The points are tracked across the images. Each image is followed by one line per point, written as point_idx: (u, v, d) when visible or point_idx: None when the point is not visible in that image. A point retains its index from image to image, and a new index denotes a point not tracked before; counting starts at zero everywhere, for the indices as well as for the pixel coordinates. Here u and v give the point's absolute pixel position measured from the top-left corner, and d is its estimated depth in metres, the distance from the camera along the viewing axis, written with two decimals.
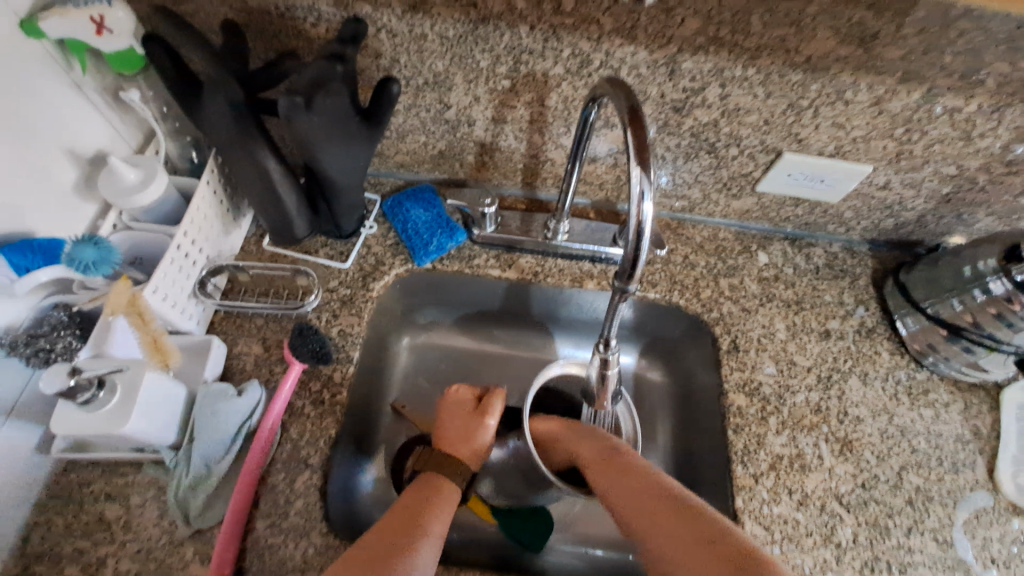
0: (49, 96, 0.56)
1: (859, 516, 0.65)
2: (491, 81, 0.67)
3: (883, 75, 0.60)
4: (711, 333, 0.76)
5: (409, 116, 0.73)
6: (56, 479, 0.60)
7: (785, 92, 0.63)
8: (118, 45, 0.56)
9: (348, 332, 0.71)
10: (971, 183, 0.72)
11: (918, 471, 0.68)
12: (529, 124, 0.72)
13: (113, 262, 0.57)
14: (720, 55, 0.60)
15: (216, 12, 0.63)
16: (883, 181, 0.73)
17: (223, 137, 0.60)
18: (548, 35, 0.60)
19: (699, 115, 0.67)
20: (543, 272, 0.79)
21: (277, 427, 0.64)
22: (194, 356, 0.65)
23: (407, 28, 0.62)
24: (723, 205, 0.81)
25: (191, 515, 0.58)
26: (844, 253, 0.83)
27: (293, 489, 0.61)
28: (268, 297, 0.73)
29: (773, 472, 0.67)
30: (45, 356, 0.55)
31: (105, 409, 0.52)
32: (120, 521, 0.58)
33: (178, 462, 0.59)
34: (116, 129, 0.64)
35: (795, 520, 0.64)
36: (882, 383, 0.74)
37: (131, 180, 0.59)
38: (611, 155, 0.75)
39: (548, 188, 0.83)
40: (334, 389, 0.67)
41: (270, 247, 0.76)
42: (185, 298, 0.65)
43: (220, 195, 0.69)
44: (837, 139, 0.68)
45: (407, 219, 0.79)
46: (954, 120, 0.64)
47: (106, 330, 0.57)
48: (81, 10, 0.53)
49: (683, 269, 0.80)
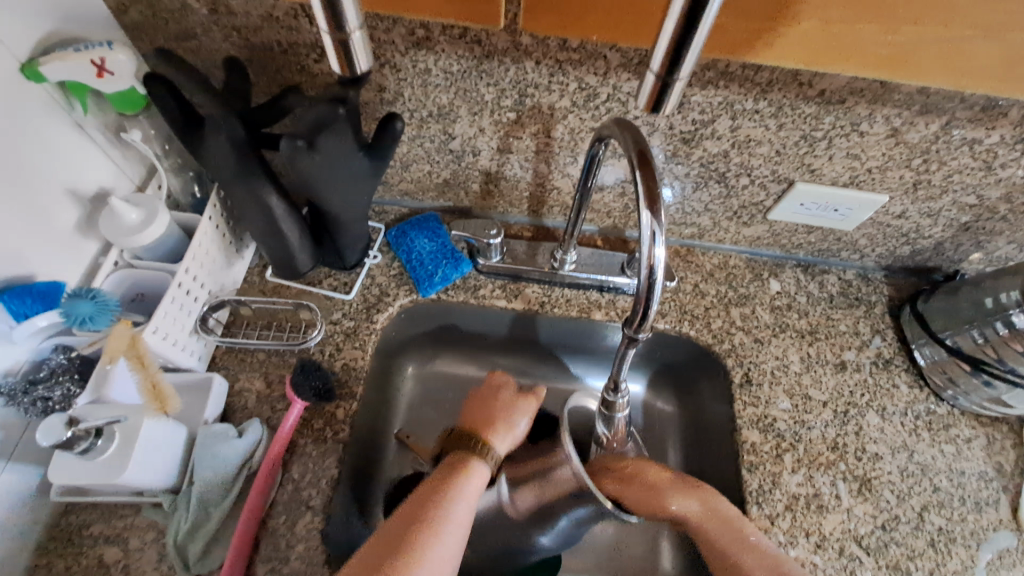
0: (51, 137, 0.55)
1: (879, 560, 0.63)
2: (496, 113, 0.66)
3: (900, 107, 0.58)
4: (723, 365, 0.74)
5: (414, 146, 0.72)
6: (55, 521, 0.59)
7: (798, 124, 0.61)
8: (119, 86, 0.55)
9: (351, 367, 0.70)
10: (990, 212, 0.70)
11: (940, 511, 0.66)
12: (535, 155, 0.71)
13: (111, 311, 0.56)
14: (730, 89, 0.58)
15: (218, 48, 0.62)
16: (899, 210, 0.71)
17: (224, 175, 0.59)
18: (554, 69, 0.59)
19: (709, 146, 0.65)
20: (549, 303, 0.77)
21: (278, 468, 0.62)
22: (195, 395, 0.64)
23: (411, 63, 0.61)
24: (734, 232, 0.79)
25: (191, 561, 0.57)
26: (859, 280, 0.81)
27: (294, 532, 0.60)
28: (270, 331, 0.72)
29: (789, 513, 0.65)
30: (43, 405, 0.54)
31: (104, 457, 0.51)
32: (118, 566, 0.57)
33: (178, 506, 0.58)
34: (119, 166, 0.64)
35: (813, 564, 0.62)
36: (900, 417, 0.72)
37: (132, 220, 0.58)
38: (619, 184, 0.74)
39: (555, 216, 0.81)
40: (337, 427, 0.66)
41: (273, 279, 0.75)
42: (187, 335, 0.64)
43: (222, 229, 0.68)
44: (851, 169, 0.66)
45: (411, 249, 0.78)
46: (974, 151, 0.62)
47: (104, 377, 0.57)
48: (82, 53, 0.52)
49: (693, 299, 0.78)
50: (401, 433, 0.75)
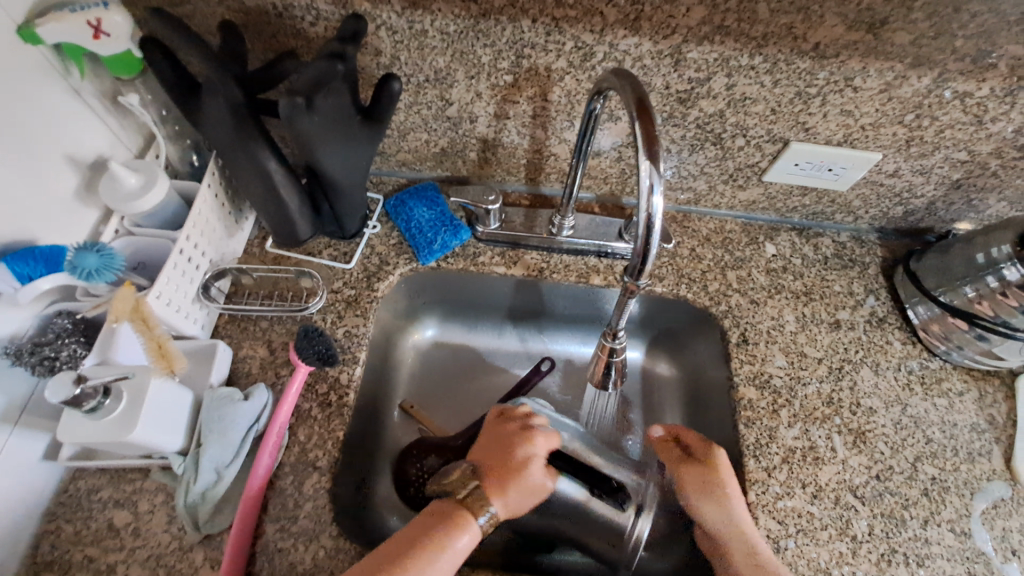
0: (47, 102, 0.55)
1: (874, 508, 0.64)
2: (493, 76, 0.66)
3: (893, 60, 0.59)
4: (720, 326, 0.76)
5: (410, 113, 0.72)
6: (64, 486, 0.60)
7: (793, 80, 0.62)
8: (115, 49, 0.55)
9: (354, 333, 0.70)
10: (982, 168, 0.71)
11: (933, 462, 0.68)
12: (532, 120, 0.71)
13: (115, 268, 0.56)
14: (726, 44, 0.59)
15: (213, 12, 0.62)
16: (892, 168, 0.72)
17: (224, 140, 0.59)
18: (550, 28, 0.60)
19: (705, 105, 0.66)
20: (549, 269, 0.78)
21: (285, 430, 0.63)
22: (199, 360, 0.64)
23: (407, 24, 0.61)
24: (729, 196, 0.80)
25: (201, 521, 0.57)
26: (852, 242, 0.82)
27: (302, 492, 0.61)
28: (272, 299, 0.72)
29: (786, 465, 0.66)
30: (50, 365, 0.55)
31: (111, 416, 0.52)
32: (129, 528, 0.58)
33: (186, 469, 0.58)
34: (116, 134, 0.64)
35: (809, 513, 0.64)
36: (894, 372, 0.73)
37: (131, 185, 0.58)
38: (616, 149, 0.74)
39: (552, 183, 0.82)
40: (341, 392, 0.67)
41: (274, 249, 0.75)
42: (190, 303, 0.64)
43: (222, 198, 0.69)
44: (845, 127, 0.67)
45: (410, 218, 0.78)
46: (966, 105, 0.63)
47: (111, 337, 0.57)
48: (76, 14, 0.52)
49: (690, 263, 0.79)
50: (404, 404, 0.79)
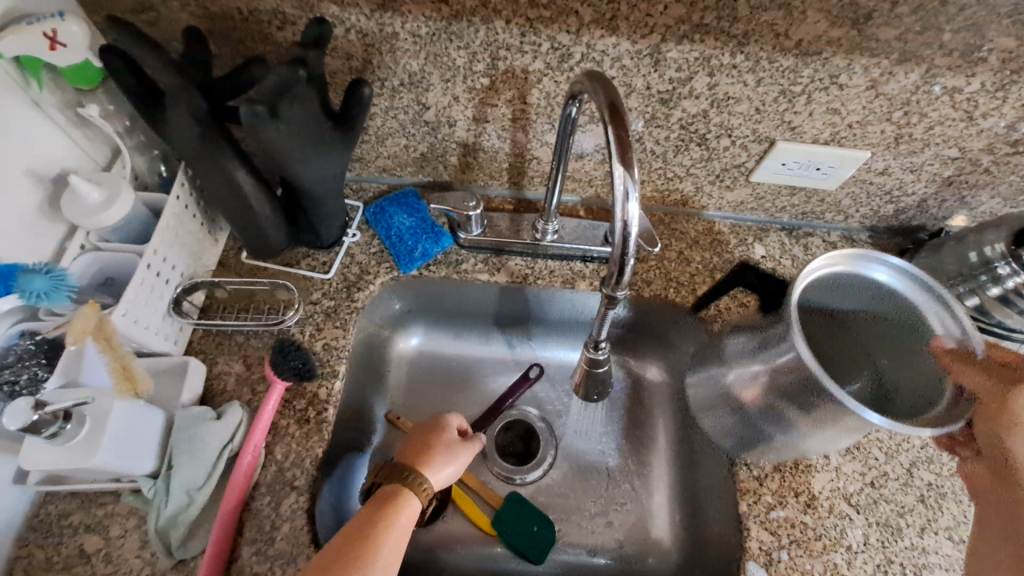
0: (6, 116, 0.53)
1: (869, 517, 0.63)
2: (469, 80, 0.64)
3: (879, 56, 0.57)
4: (709, 330, 0.74)
5: (387, 118, 0.70)
6: (32, 512, 0.58)
7: (776, 78, 0.60)
8: (74, 59, 0.54)
9: (332, 346, 0.68)
10: (973, 164, 0.69)
11: (929, 467, 0.66)
12: (512, 123, 0.69)
13: (66, 288, 0.54)
14: (707, 42, 0.57)
15: (177, 18, 0.60)
16: (882, 166, 0.70)
17: (190, 151, 0.57)
18: (525, 29, 0.58)
19: (688, 105, 0.64)
20: (533, 275, 0.76)
21: (261, 449, 0.61)
22: (172, 378, 0.63)
23: (377, 27, 0.59)
24: (717, 197, 0.78)
25: (174, 546, 0.56)
26: (843, 242, 0.81)
27: (279, 513, 0.59)
28: (248, 313, 0.70)
29: (778, 474, 0.64)
30: (10, 389, 0.53)
31: (73, 442, 0.50)
32: (100, 554, 0.56)
33: (157, 492, 0.56)
34: (81, 147, 0.62)
35: (803, 523, 0.62)
36: None
37: (94, 200, 0.57)
38: (599, 151, 0.73)
39: (535, 187, 0.80)
40: (319, 407, 0.65)
41: (250, 260, 0.73)
42: (160, 319, 0.62)
43: (193, 210, 0.67)
44: (832, 125, 0.65)
45: (390, 225, 0.76)
46: (955, 101, 0.61)
47: (76, 359, 0.56)
48: (33, 25, 0.51)
49: (678, 266, 0.77)
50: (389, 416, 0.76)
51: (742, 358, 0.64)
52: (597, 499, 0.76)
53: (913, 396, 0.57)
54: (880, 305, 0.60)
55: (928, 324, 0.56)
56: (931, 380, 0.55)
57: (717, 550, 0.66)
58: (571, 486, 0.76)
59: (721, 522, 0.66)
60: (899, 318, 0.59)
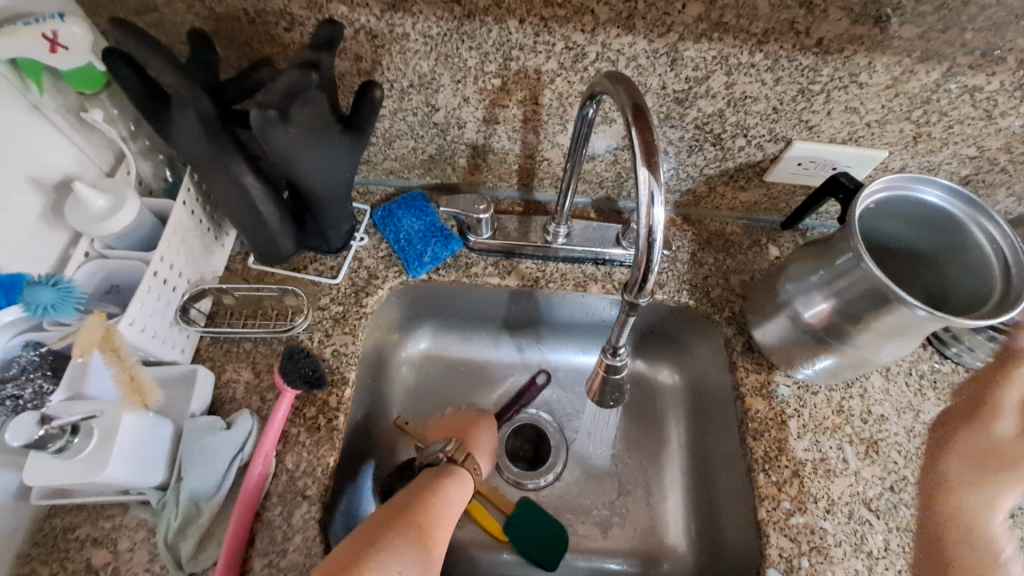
0: (6, 121, 0.52)
1: (890, 522, 0.62)
2: (480, 80, 0.63)
3: (901, 54, 0.56)
4: (724, 333, 0.73)
5: (396, 120, 0.69)
6: (38, 525, 0.57)
7: (795, 77, 0.59)
8: (76, 62, 0.52)
9: (342, 352, 0.67)
10: (991, 164, 0.68)
11: None
12: (523, 124, 0.68)
13: (75, 300, 0.53)
14: (725, 41, 0.56)
15: (182, 20, 0.59)
16: (899, 165, 0.69)
17: (197, 155, 0.55)
18: (539, 29, 0.57)
19: (703, 105, 0.63)
20: (544, 278, 0.75)
21: (272, 458, 0.60)
22: (179, 388, 0.61)
23: (387, 27, 0.58)
24: (730, 198, 0.77)
25: (184, 560, 0.54)
26: None
27: (291, 524, 0.58)
28: (256, 319, 0.69)
29: (797, 479, 0.63)
30: (13, 404, 0.51)
31: (81, 456, 0.49)
32: (108, 568, 0.55)
33: (166, 503, 0.55)
34: (84, 151, 0.60)
35: (823, 529, 0.61)
36: (905, 377, 0.71)
37: (99, 207, 0.55)
38: (611, 152, 0.71)
39: (546, 189, 0.79)
40: (330, 415, 0.64)
41: (257, 265, 0.72)
42: (167, 327, 0.61)
43: (199, 215, 0.65)
44: (850, 124, 0.64)
45: (399, 229, 0.75)
46: (975, 100, 0.60)
47: (80, 371, 0.54)
48: (32, 27, 0.49)
49: (691, 268, 0.76)
50: (400, 421, 0.75)
51: (791, 285, 0.64)
52: (611, 504, 0.75)
53: (962, 308, 0.60)
54: (925, 225, 0.61)
55: (974, 240, 0.58)
56: (981, 293, 0.57)
57: (735, 556, 0.65)
58: (584, 491, 0.75)
59: (738, 527, 0.65)
60: (941, 232, 0.60)
